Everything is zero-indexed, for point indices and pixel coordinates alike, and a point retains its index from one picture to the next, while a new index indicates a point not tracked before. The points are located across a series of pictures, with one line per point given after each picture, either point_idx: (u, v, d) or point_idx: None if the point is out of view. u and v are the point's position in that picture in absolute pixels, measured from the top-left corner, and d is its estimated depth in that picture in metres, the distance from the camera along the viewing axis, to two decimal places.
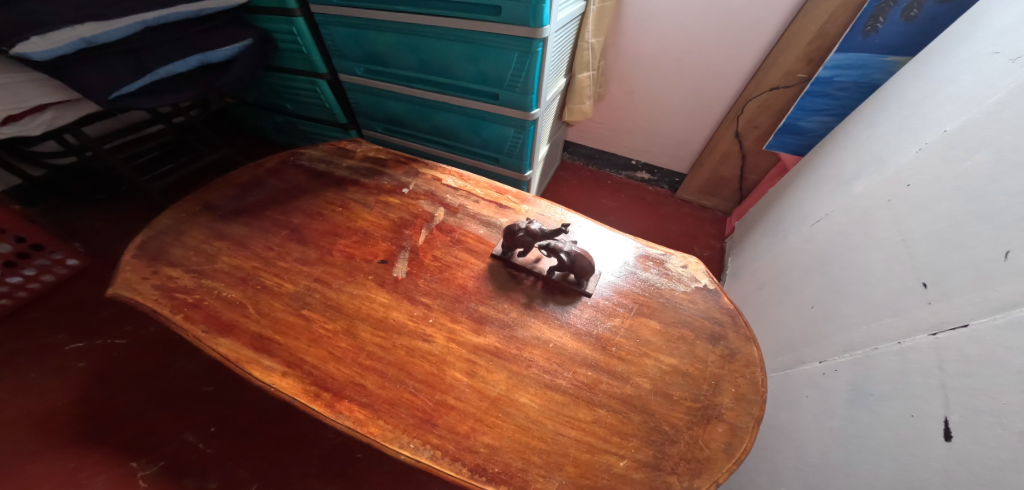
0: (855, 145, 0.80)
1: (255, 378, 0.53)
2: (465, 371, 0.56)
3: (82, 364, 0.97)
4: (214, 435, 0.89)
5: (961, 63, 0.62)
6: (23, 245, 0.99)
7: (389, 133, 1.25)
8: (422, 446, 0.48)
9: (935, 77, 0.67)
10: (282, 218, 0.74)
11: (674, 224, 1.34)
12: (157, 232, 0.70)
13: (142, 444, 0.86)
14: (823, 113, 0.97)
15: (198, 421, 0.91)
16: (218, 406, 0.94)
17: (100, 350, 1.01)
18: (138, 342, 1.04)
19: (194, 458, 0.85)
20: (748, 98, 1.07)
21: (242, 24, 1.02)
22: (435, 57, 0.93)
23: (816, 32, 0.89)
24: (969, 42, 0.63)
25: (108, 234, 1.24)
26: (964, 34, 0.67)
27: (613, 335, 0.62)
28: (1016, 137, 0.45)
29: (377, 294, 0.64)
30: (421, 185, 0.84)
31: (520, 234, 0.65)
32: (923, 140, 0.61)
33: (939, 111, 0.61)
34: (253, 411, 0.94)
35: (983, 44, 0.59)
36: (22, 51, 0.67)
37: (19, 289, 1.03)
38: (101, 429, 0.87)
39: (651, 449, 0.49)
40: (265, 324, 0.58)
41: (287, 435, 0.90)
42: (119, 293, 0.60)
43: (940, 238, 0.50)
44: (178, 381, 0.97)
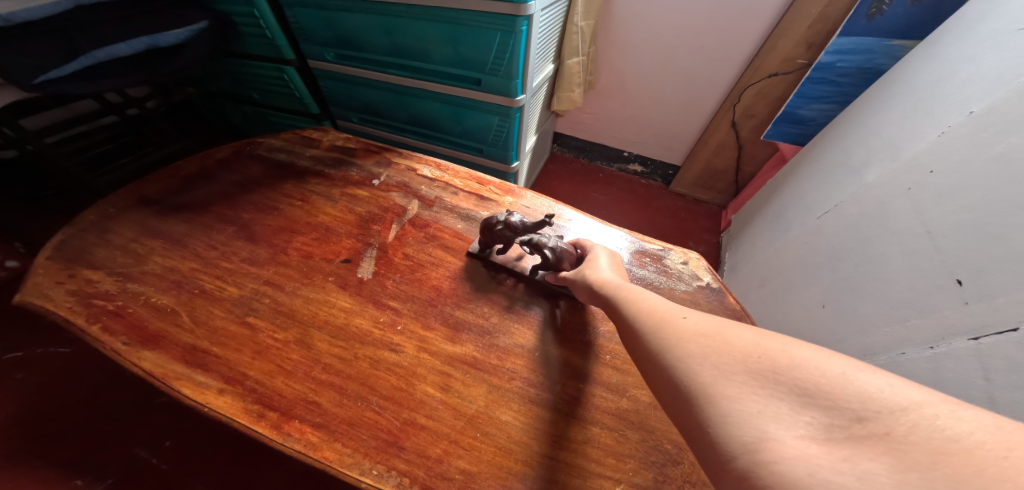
0: (862, 133, 0.75)
1: (183, 398, 0.45)
2: (438, 385, 0.48)
3: (18, 375, 0.86)
4: (169, 450, 0.79)
5: (981, 40, 0.57)
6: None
7: (366, 124, 1.16)
8: (386, 473, 0.40)
9: (952, 57, 0.62)
10: (229, 213, 0.66)
11: (669, 220, 1.28)
12: (79, 229, 0.61)
13: (84, 462, 0.75)
14: (823, 101, 0.92)
15: (151, 435, 0.80)
16: (176, 417, 0.83)
17: (38, 360, 0.89)
18: (81, 351, 0.93)
19: (146, 477, 0.75)
20: (745, 86, 1.02)
21: (196, 6, 0.93)
22: (411, 39, 0.85)
23: (816, 14, 0.84)
24: (988, 19, 0.59)
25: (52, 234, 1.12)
26: (979, 13, 0.62)
27: (607, 342, 0.55)
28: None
29: (338, 298, 0.56)
30: (393, 176, 0.76)
31: (498, 228, 0.58)
32: (945, 123, 0.55)
33: (961, 92, 0.55)
34: (211, 420, 0.83)
35: (1005, 19, 0.55)
36: None
37: None
38: (35, 448, 0.76)
39: (651, 472, 0.42)
40: (201, 335, 0.50)
41: (252, 450, 0.80)
42: (26, 300, 0.51)
43: (973, 230, 0.45)
44: (127, 393, 0.86)
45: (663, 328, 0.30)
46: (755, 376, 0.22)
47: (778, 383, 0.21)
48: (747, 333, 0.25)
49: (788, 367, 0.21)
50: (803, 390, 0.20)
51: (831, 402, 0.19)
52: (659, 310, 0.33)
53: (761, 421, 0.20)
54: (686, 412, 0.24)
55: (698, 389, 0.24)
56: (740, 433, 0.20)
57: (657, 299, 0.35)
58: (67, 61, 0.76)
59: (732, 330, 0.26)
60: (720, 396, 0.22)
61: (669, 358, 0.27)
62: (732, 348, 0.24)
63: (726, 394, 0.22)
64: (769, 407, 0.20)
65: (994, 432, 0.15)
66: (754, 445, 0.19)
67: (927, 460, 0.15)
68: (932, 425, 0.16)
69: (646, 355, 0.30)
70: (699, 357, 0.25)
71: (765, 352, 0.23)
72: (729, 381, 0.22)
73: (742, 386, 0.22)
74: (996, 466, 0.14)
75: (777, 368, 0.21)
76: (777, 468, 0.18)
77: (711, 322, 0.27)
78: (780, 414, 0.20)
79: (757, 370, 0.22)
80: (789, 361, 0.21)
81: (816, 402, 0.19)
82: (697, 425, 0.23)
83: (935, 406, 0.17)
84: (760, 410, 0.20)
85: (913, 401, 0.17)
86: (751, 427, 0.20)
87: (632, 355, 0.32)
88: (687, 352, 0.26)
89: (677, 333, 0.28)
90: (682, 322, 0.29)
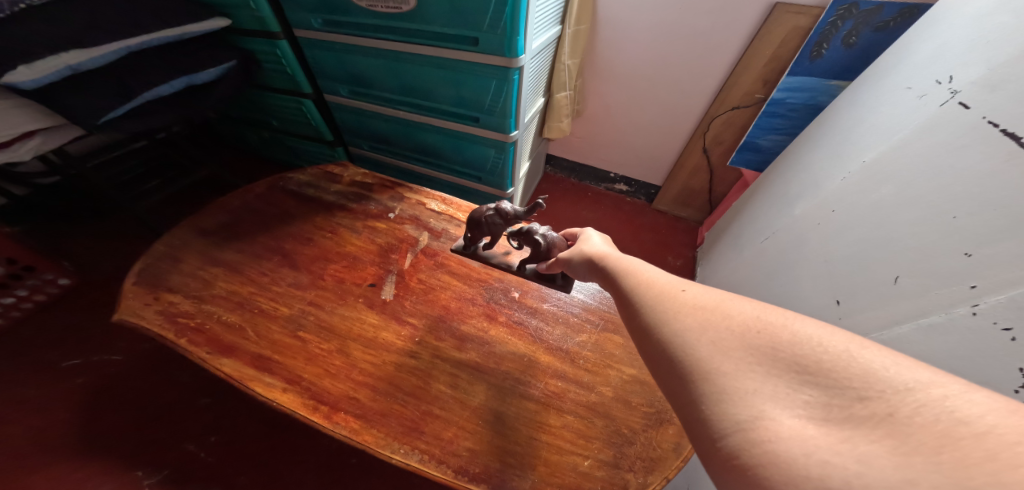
0: (797, 167, 0.89)
1: (257, 394, 0.59)
2: (448, 384, 0.63)
3: (79, 380, 1.01)
4: (214, 444, 0.93)
5: (881, 96, 0.70)
6: (13, 266, 1.06)
7: (375, 151, 1.29)
8: (411, 451, 0.55)
9: (862, 106, 0.75)
10: (273, 244, 0.81)
11: (650, 235, 1.41)
12: (154, 259, 0.77)
13: (142, 454, 0.90)
14: (778, 133, 1.03)
15: (197, 432, 0.95)
16: (217, 417, 0.98)
17: (96, 365, 1.04)
18: (131, 356, 1.08)
19: (195, 467, 0.89)
20: (713, 116, 1.14)
21: (224, 46, 1.07)
22: (417, 81, 0.97)
23: (770, 55, 0.96)
24: (892, 74, 0.71)
25: (91, 252, 1.30)
26: (888, 66, 0.74)
27: (581, 349, 0.70)
28: (915, 177, 0.54)
29: (367, 315, 0.71)
30: (406, 209, 0.89)
31: (490, 215, 0.70)
32: (847, 169, 0.69)
33: (862, 141, 0.69)
34: (252, 416, 0.99)
35: (893, 86, 0.69)
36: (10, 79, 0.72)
37: (13, 309, 1.09)
38: (99, 442, 0.91)
39: (612, 450, 0.57)
40: (264, 346, 0.65)
41: (285, 443, 0.95)
42: (124, 318, 0.66)
43: (855, 260, 0.59)
44: (176, 396, 1.01)
45: (665, 301, 0.34)
46: (753, 354, 0.26)
47: (778, 361, 0.25)
48: (747, 308, 0.29)
49: (785, 344, 0.25)
50: (808, 371, 0.23)
51: (840, 384, 0.22)
52: (660, 283, 0.37)
53: (758, 398, 0.24)
54: (681, 380, 0.29)
55: (700, 361, 0.28)
56: (736, 411, 0.24)
57: (657, 273, 0.40)
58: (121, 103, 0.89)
59: (731, 308, 0.30)
60: (719, 372, 0.26)
61: (668, 330, 0.31)
62: (734, 323, 0.28)
63: (726, 372, 0.26)
64: (767, 385, 0.24)
65: (1001, 414, 0.18)
66: (749, 424, 0.23)
67: (935, 445, 0.18)
68: (941, 407, 0.19)
69: (643, 327, 0.34)
70: (699, 334, 0.29)
71: (765, 327, 0.27)
72: (728, 358, 0.26)
73: (740, 363, 0.26)
74: (1009, 451, 0.16)
75: (778, 345, 0.25)
76: (771, 446, 0.22)
77: (711, 298, 0.32)
78: (788, 397, 0.23)
79: (754, 347, 0.26)
80: (784, 339, 0.26)
81: (821, 385, 0.22)
82: (694, 396, 0.27)
83: (944, 387, 0.20)
84: (757, 389, 0.24)
85: (921, 382, 0.21)
86: (748, 405, 0.24)
87: (631, 324, 0.36)
88: (688, 327, 0.30)
89: (679, 307, 0.33)
90: (682, 295, 0.34)
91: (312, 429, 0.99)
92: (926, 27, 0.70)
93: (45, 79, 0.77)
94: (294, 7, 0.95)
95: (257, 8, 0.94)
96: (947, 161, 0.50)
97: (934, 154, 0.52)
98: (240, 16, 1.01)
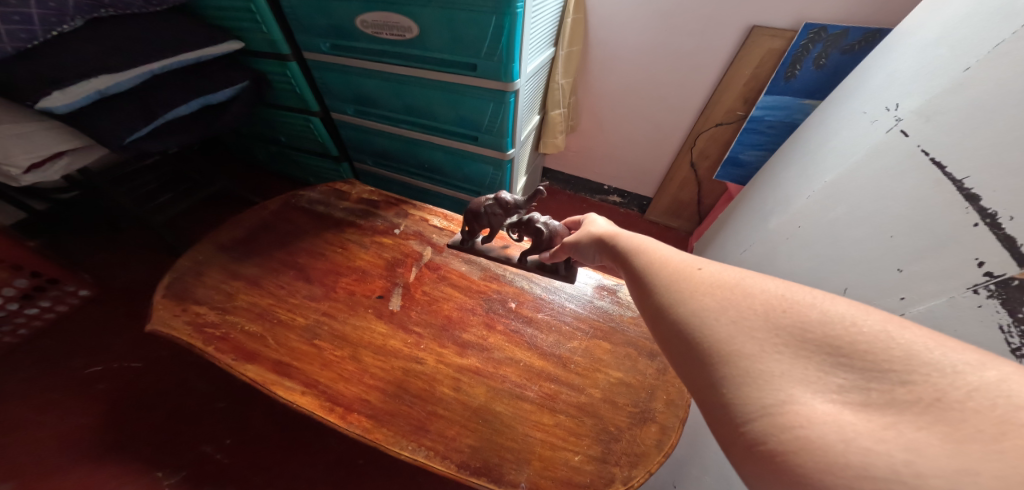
0: (772, 184, 0.96)
1: (278, 396, 0.66)
2: (451, 387, 0.70)
3: (100, 385, 1.07)
4: (229, 446, 0.99)
5: (842, 119, 0.77)
6: (37, 278, 1.11)
7: (379, 167, 1.36)
8: (418, 447, 0.61)
9: (828, 127, 0.82)
10: (289, 259, 0.88)
11: None
12: (180, 273, 0.84)
13: (161, 456, 0.96)
14: (757, 148, 1.11)
15: (213, 435, 1.01)
16: (232, 420, 1.04)
17: (116, 371, 1.11)
18: (148, 363, 1.14)
19: (212, 468, 0.95)
20: (699, 132, 1.20)
21: (237, 67, 1.15)
22: (419, 103, 1.04)
23: (750, 75, 1.02)
24: (852, 99, 0.78)
25: (107, 262, 1.38)
26: (850, 90, 0.81)
27: (572, 355, 0.77)
28: (862, 198, 0.61)
29: (376, 325, 0.78)
30: (410, 225, 0.97)
31: (491, 204, 0.78)
32: (810, 188, 0.76)
33: (826, 161, 0.75)
34: (265, 422, 1.05)
35: (850, 112, 0.75)
36: (45, 104, 0.81)
37: (36, 319, 1.15)
38: (120, 444, 0.97)
39: (600, 446, 0.64)
40: (284, 353, 0.72)
41: (296, 445, 1.01)
42: (156, 328, 0.73)
43: (815, 273, 0.66)
44: (192, 400, 1.07)
45: (684, 281, 0.37)
46: (778, 336, 0.28)
47: (809, 344, 0.27)
48: (768, 286, 0.32)
49: (814, 323, 0.28)
50: (842, 353, 0.26)
51: (877, 367, 0.24)
52: (678, 263, 0.40)
53: (786, 382, 0.26)
54: (703, 360, 0.31)
55: (725, 341, 0.30)
56: (766, 397, 0.27)
57: (674, 252, 0.42)
58: (143, 124, 0.98)
59: (750, 286, 0.33)
60: (744, 353, 0.29)
61: (690, 312, 0.34)
62: (758, 303, 0.31)
63: (754, 354, 0.28)
64: (796, 367, 0.26)
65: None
66: (779, 408, 0.26)
67: (996, 432, 0.20)
68: (997, 391, 0.21)
69: (662, 307, 0.37)
70: (723, 316, 0.31)
71: (790, 305, 0.30)
72: (754, 339, 0.29)
73: (766, 346, 0.28)
74: None
75: (806, 323, 0.28)
76: (805, 431, 0.24)
77: (732, 276, 0.34)
78: (825, 381, 0.25)
79: (779, 328, 0.29)
80: (809, 318, 0.28)
81: (856, 368, 0.25)
82: (719, 377, 0.30)
83: (997, 370, 0.22)
84: (787, 371, 0.26)
85: (975, 366, 0.23)
86: (777, 390, 0.26)
87: (648, 303, 0.39)
88: (709, 308, 0.33)
89: (700, 288, 0.35)
90: (701, 274, 0.36)
91: (322, 431, 1.05)
92: (881, 56, 0.76)
93: (77, 103, 0.85)
94: (304, 33, 1.03)
95: (269, 31, 1.02)
96: (889, 183, 0.57)
97: (879, 176, 0.59)
98: (251, 38, 1.10)
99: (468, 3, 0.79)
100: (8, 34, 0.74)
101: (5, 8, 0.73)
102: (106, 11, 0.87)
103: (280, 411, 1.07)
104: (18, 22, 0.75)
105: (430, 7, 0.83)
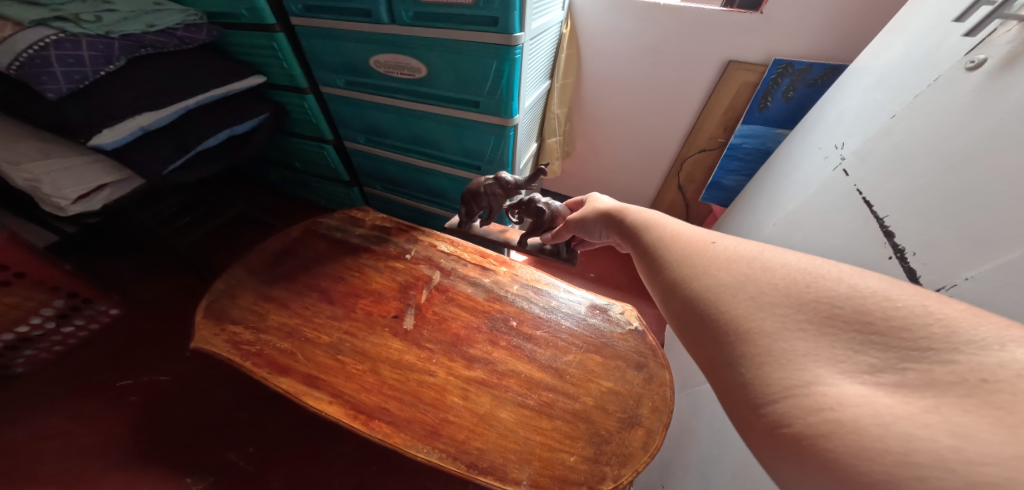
0: (746, 211, 1.12)
1: (309, 406, 0.75)
2: (460, 396, 0.79)
3: (133, 397, 1.18)
4: (251, 454, 1.09)
5: (802, 155, 0.92)
6: (74, 299, 1.21)
7: (388, 191, 1.51)
8: (432, 450, 0.70)
9: (793, 160, 0.96)
10: (312, 282, 0.99)
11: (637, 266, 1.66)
12: (216, 295, 0.95)
13: (188, 463, 1.05)
14: (737, 175, 1.28)
15: (237, 443, 1.11)
16: (253, 430, 1.14)
17: (147, 385, 1.22)
18: (175, 377, 1.25)
19: (236, 473, 1.05)
20: (684, 157, 1.34)
21: (260, 100, 1.27)
22: (426, 134, 1.14)
23: (727, 105, 1.15)
24: (811, 135, 0.93)
25: (140, 283, 1.52)
26: (811, 124, 0.97)
27: (568, 367, 0.86)
28: (812, 228, 0.76)
29: (392, 341, 0.88)
30: (420, 251, 1.09)
31: (493, 182, 0.87)
32: (776, 215, 0.91)
33: (790, 189, 0.90)
34: (284, 433, 1.15)
35: (810, 147, 0.90)
36: (97, 141, 0.91)
37: (71, 336, 1.27)
38: (152, 450, 1.07)
39: (593, 448, 0.73)
40: (312, 367, 0.82)
41: (315, 452, 1.12)
42: (199, 346, 0.83)
43: None
44: (219, 410, 1.18)
45: (711, 259, 0.43)
46: (802, 314, 0.33)
47: (834, 323, 0.32)
48: (790, 261, 0.38)
49: (841, 300, 0.32)
50: (872, 332, 0.30)
51: (908, 344, 0.28)
52: (703, 242, 0.47)
53: (812, 361, 0.31)
54: (731, 332, 0.37)
55: (749, 315, 0.36)
56: (798, 374, 0.31)
57: (699, 231, 0.49)
58: (178, 156, 1.08)
59: (774, 264, 0.39)
60: (772, 331, 0.34)
61: (716, 289, 0.40)
62: (785, 282, 0.36)
63: (783, 334, 0.33)
64: (821, 346, 0.31)
65: None
66: (808, 388, 0.30)
67: None
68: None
69: (688, 280, 0.43)
70: (753, 295, 0.37)
71: (813, 282, 0.35)
72: (780, 316, 0.34)
73: (790, 324, 0.33)
74: None
75: (825, 297, 0.33)
76: (832, 413, 0.28)
77: (755, 255, 0.40)
78: (856, 361, 0.30)
79: (802, 306, 0.34)
80: (833, 294, 0.33)
81: (888, 347, 0.29)
82: (751, 353, 0.35)
83: None
84: (814, 349, 0.31)
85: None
86: (805, 372, 0.31)
87: (674, 276, 0.46)
88: (735, 286, 0.39)
89: (727, 266, 0.41)
90: (724, 251, 0.43)
91: (337, 439, 1.15)
92: (836, 94, 0.91)
93: (123, 138, 0.96)
94: (322, 69, 1.14)
95: (288, 67, 1.14)
96: (834, 217, 0.71)
97: (825, 210, 0.73)
98: (273, 73, 1.22)
99: (471, 49, 0.89)
100: (63, 75, 0.85)
101: (63, 52, 0.85)
102: (145, 51, 1.01)
103: (298, 422, 1.17)
104: (72, 64, 0.86)
105: (438, 52, 0.93)
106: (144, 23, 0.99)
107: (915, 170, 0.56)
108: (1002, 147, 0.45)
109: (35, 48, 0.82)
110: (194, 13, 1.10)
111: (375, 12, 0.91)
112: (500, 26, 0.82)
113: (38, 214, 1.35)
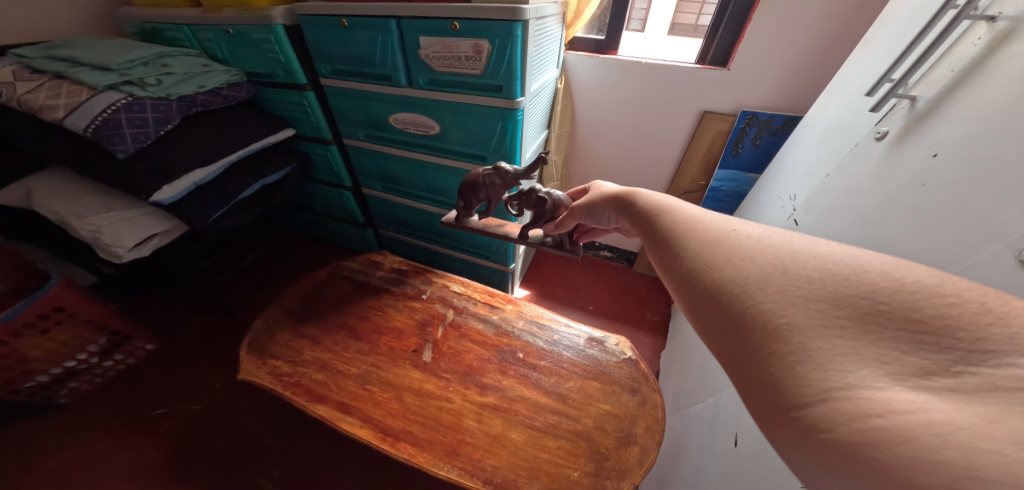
0: None
1: (342, 428, 0.87)
2: (475, 419, 0.90)
3: (167, 424, 1.33)
4: (275, 477, 1.23)
5: (770, 197, 1.05)
6: (116, 336, 1.39)
7: (400, 232, 1.65)
8: (452, 467, 0.81)
9: (765, 202, 1.08)
10: (341, 320, 1.13)
11: (632, 294, 1.79)
12: (257, 332, 1.09)
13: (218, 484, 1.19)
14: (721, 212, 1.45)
15: (264, 467, 1.24)
16: (279, 455, 1.28)
17: (181, 412, 1.37)
18: (209, 405, 1.40)
19: None
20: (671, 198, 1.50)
21: (290, 153, 1.43)
22: (437, 181, 1.28)
23: (705, 150, 1.30)
24: (774, 182, 1.07)
25: (180, 320, 1.70)
26: (774, 169, 1.12)
27: (569, 392, 0.96)
28: None
29: (413, 372, 1.00)
30: (434, 290, 1.22)
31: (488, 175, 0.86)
32: None
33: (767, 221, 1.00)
34: (307, 459, 1.27)
35: (772, 195, 1.03)
36: (156, 196, 1.07)
37: (111, 368, 1.43)
38: (187, 473, 1.21)
39: (594, 464, 0.82)
40: (344, 395, 0.94)
41: (332, 476, 1.24)
42: (245, 377, 0.97)
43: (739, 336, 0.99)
44: (247, 436, 1.32)
45: (732, 243, 0.46)
46: (841, 311, 0.34)
47: (877, 321, 0.32)
48: (825, 251, 0.39)
49: (888, 295, 0.33)
50: (922, 331, 0.30)
51: (966, 346, 0.29)
52: (724, 228, 0.49)
53: (852, 365, 0.31)
54: (759, 326, 0.38)
55: (777, 304, 0.37)
56: (836, 380, 0.31)
57: (720, 217, 0.53)
58: (221, 206, 1.23)
59: (806, 254, 0.40)
60: (803, 330, 0.34)
61: (739, 278, 0.42)
62: (817, 275, 0.37)
63: (814, 333, 0.34)
64: (863, 347, 0.32)
65: None
66: (847, 390, 0.30)
67: None
68: None
69: (711, 265, 0.45)
70: (778, 288, 0.38)
71: (846, 274, 0.36)
72: (815, 308, 0.35)
73: (827, 318, 0.34)
74: None
75: (864, 292, 0.34)
76: (883, 420, 0.28)
77: (778, 245, 0.43)
78: (905, 362, 0.30)
79: (840, 302, 0.34)
80: (875, 289, 0.34)
81: (940, 347, 0.29)
82: (782, 351, 0.35)
83: None
84: (856, 348, 0.32)
85: None
86: (846, 377, 0.31)
87: (692, 262, 0.48)
88: (758, 277, 0.40)
89: (752, 252, 0.43)
90: (746, 236, 0.46)
91: (352, 463, 1.28)
92: (794, 143, 1.03)
93: (178, 193, 1.12)
94: (345, 124, 1.28)
95: (316, 122, 1.30)
96: (818, 227, 0.75)
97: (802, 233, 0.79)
98: (301, 125, 1.37)
99: (475, 109, 1.01)
100: (131, 136, 1.01)
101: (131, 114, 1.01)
102: (197, 109, 1.17)
103: (316, 448, 1.30)
104: (138, 125, 1.02)
105: (450, 111, 1.05)
106: (197, 85, 1.16)
107: (843, 221, 0.67)
108: (898, 209, 0.55)
109: (109, 111, 0.99)
110: (236, 74, 1.26)
111: (394, 76, 1.03)
112: (504, 91, 0.95)
113: (84, 258, 1.52)
